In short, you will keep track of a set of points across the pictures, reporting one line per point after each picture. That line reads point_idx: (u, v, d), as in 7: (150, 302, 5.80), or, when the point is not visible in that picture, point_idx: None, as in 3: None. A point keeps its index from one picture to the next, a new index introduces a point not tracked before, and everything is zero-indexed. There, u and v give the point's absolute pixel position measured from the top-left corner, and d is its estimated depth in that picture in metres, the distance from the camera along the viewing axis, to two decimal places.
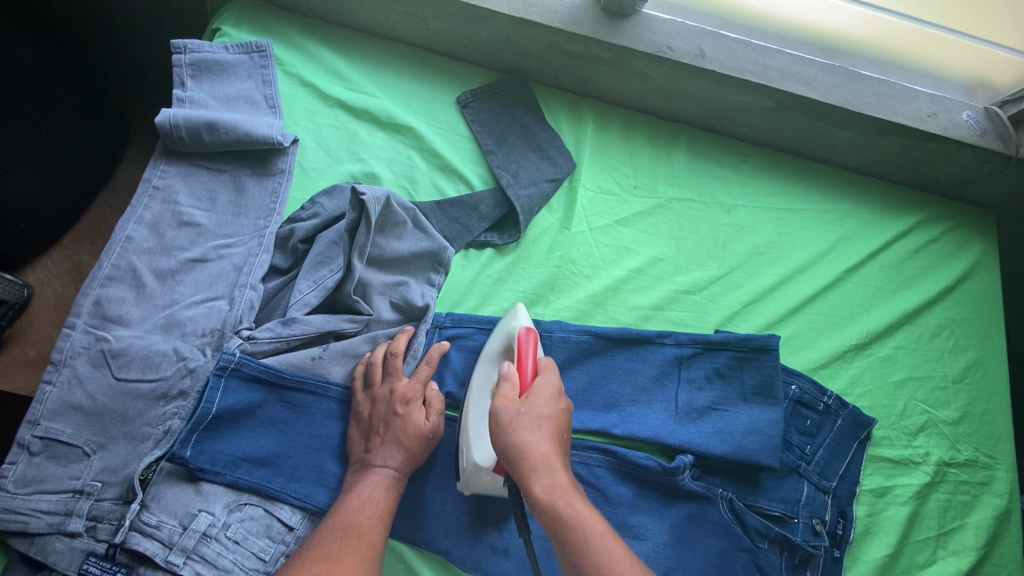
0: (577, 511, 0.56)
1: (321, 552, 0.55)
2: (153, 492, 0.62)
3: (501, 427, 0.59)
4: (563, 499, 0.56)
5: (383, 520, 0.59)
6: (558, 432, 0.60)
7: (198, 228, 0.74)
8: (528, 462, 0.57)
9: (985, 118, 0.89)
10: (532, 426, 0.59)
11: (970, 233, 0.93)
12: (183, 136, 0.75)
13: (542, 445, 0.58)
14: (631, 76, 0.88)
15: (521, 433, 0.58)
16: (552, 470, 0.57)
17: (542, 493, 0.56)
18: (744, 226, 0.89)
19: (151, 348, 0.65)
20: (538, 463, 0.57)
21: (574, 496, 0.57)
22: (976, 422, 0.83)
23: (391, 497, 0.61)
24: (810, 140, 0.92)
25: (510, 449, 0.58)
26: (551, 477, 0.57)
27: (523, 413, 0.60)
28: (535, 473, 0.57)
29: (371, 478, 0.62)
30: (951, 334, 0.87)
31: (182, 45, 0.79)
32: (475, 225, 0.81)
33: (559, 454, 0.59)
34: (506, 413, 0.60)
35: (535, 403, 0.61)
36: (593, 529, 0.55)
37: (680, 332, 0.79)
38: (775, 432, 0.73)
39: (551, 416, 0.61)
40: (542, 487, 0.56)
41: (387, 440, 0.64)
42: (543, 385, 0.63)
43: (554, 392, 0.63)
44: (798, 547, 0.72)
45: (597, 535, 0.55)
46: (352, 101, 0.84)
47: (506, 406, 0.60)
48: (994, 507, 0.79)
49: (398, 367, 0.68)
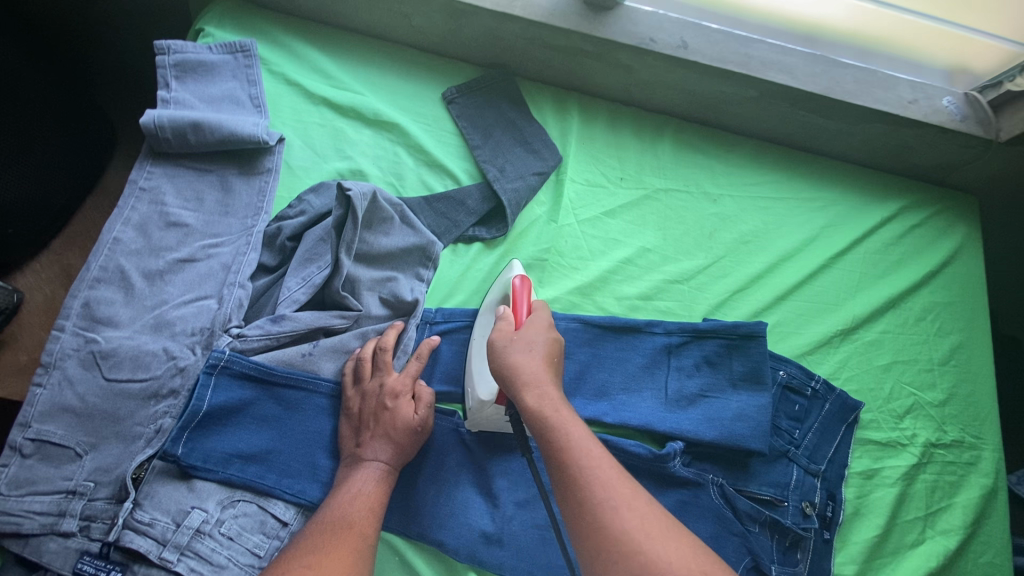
0: (565, 416, 0.56)
1: (312, 545, 0.54)
2: (145, 491, 0.62)
3: (495, 353, 0.63)
4: (551, 406, 0.57)
5: (374, 512, 0.59)
6: (550, 357, 0.62)
7: (186, 229, 0.74)
8: (518, 376, 0.59)
9: (965, 103, 0.90)
10: (523, 349, 0.62)
11: (953, 218, 0.94)
12: (168, 136, 0.75)
13: (532, 363, 0.60)
14: (615, 68, 0.89)
15: (512, 354, 0.61)
16: (541, 383, 0.59)
17: (530, 402, 0.57)
18: (730, 215, 0.89)
19: (141, 348, 0.66)
20: (528, 377, 0.59)
21: (563, 405, 0.57)
22: (962, 403, 0.84)
23: (382, 490, 0.62)
24: (793, 129, 0.94)
25: (503, 369, 0.61)
26: (540, 389, 0.58)
27: (516, 339, 0.63)
28: (524, 385, 0.59)
29: (362, 472, 0.62)
30: (936, 318, 0.88)
31: (166, 46, 0.80)
32: (463, 220, 0.81)
33: (550, 373, 0.60)
34: (500, 341, 0.63)
35: (527, 332, 0.63)
36: (581, 433, 0.55)
37: (668, 321, 0.80)
38: (764, 417, 0.74)
39: (541, 342, 0.63)
40: (530, 397, 0.58)
41: (377, 434, 0.64)
42: (535, 318, 0.65)
43: (546, 324, 0.65)
44: (788, 531, 0.73)
45: (584, 438, 0.54)
46: (338, 99, 0.84)
47: (499, 336, 0.64)
48: (980, 486, 0.80)
49: (387, 362, 0.68)
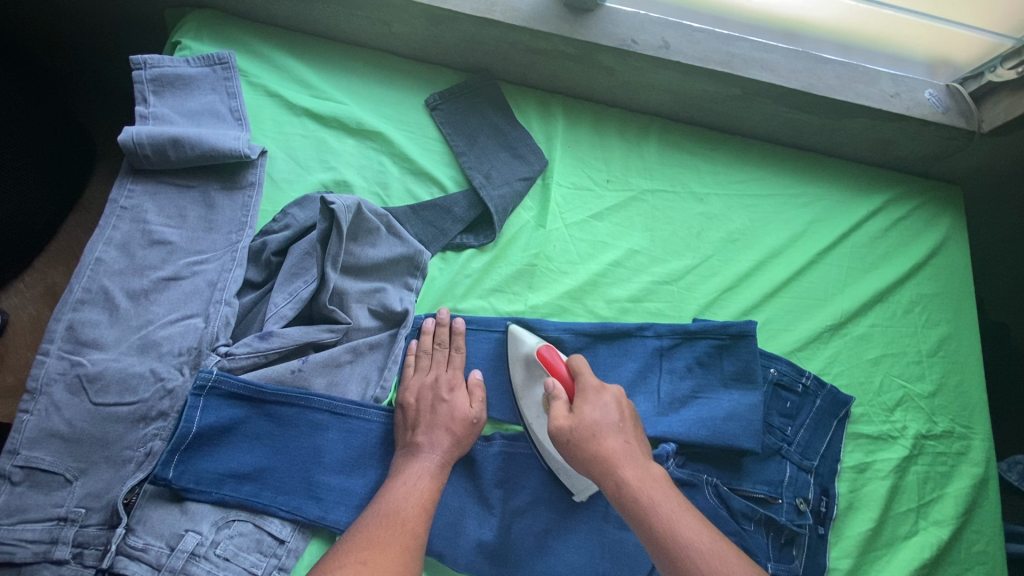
0: (651, 500, 0.59)
1: (368, 538, 0.56)
2: (137, 515, 0.61)
3: (564, 443, 0.64)
4: (635, 493, 0.60)
5: (426, 509, 0.61)
6: (616, 429, 0.64)
7: (170, 246, 0.73)
8: (597, 466, 0.62)
9: (947, 95, 0.91)
10: (590, 434, 0.63)
11: (938, 209, 0.95)
12: (147, 153, 0.74)
13: (605, 448, 0.62)
14: (598, 70, 0.88)
15: (579, 437, 0.63)
16: (621, 469, 0.61)
17: (615, 492, 0.60)
18: (717, 214, 0.90)
19: (128, 370, 0.65)
20: (607, 465, 0.61)
21: (647, 487, 0.60)
22: (952, 394, 0.85)
23: (436, 485, 0.64)
24: (776, 125, 0.94)
25: (579, 459, 0.63)
26: (620, 477, 0.61)
27: (577, 419, 0.64)
28: (606, 475, 0.61)
29: (417, 465, 0.65)
30: (923, 310, 0.88)
31: (142, 61, 0.78)
32: (450, 228, 0.81)
33: (624, 450, 0.63)
34: (561, 426, 0.64)
35: (585, 411, 0.65)
36: (673, 515, 0.58)
37: (659, 324, 0.80)
38: (755, 416, 0.74)
39: (605, 416, 0.65)
40: (614, 487, 0.61)
41: (432, 427, 0.67)
42: (587, 388, 0.67)
43: (596, 390, 0.67)
44: (783, 527, 0.74)
45: (678, 522, 0.57)
46: (319, 109, 0.83)
47: (560, 420, 0.65)
48: (971, 476, 0.81)
49: (445, 357, 0.73)
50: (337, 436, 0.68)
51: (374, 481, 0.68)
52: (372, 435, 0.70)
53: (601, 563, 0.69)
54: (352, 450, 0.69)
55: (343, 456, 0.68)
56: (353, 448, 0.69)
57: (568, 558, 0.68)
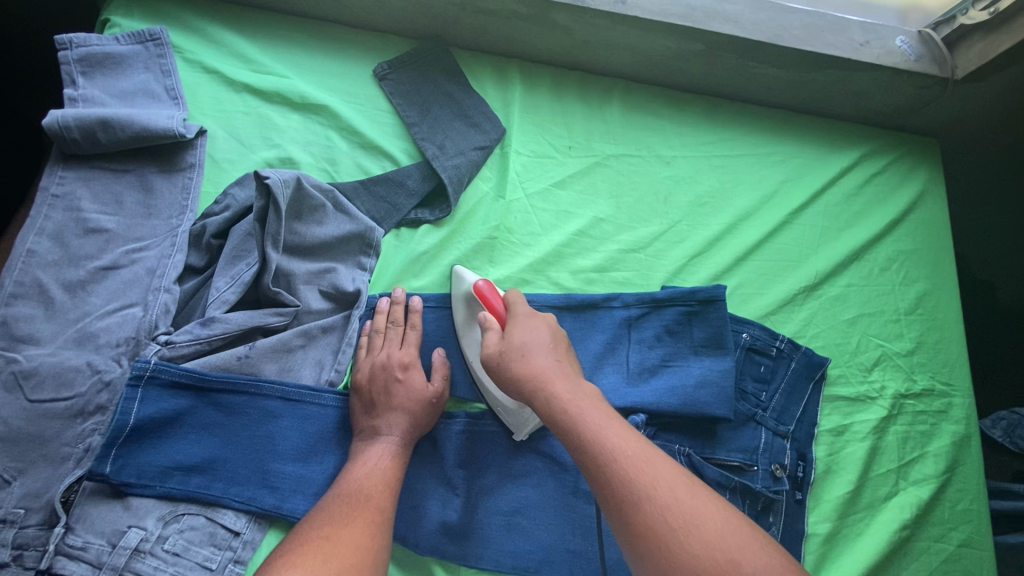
0: (580, 412, 0.57)
1: (331, 515, 0.54)
2: (77, 514, 0.59)
3: (495, 367, 0.63)
4: (564, 404, 0.58)
5: (390, 487, 0.59)
6: (547, 351, 0.63)
7: (107, 234, 0.69)
8: (527, 385, 0.60)
9: (920, 42, 0.86)
10: (519, 354, 0.62)
11: (915, 161, 0.92)
12: (76, 137, 0.70)
13: (533, 366, 0.61)
14: (552, 30, 0.84)
15: (508, 359, 0.62)
16: (549, 385, 0.60)
17: (545, 407, 0.59)
18: (685, 177, 0.86)
19: (64, 364, 0.62)
20: (536, 384, 0.60)
21: (577, 401, 0.58)
22: (931, 351, 0.82)
23: (398, 464, 0.62)
24: (743, 81, 0.90)
25: (508, 379, 0.62)
26: (548, 391, 0.59)
27: (508, 345, 0.63)
28: (536, 393, 0.60)
29: (377, 446, 0.63)
30: (901, 267, 0.86)
31: (67, 40, 0.74)
32: (403, 203, 0.77)
33: (554, 368, 0.61)
34: (491, 354, 0.63)
35: (515, 334, 0.64)
36: (602, 426, 0.56)
37: (626, 294, 0.77)
38: (726, 382, 0.72)
39: (535, 338, 0.63)
40: (544, 403, 0.59)
41: (390, 408, 0.65)
42: (520, 316, 0.66)
43: (529, 317, 0.65)
44: (760, 495, 0.71)
45: (604, 429, 0.56)
46: (261, 85, 0.79)
47: (493, 346, 0.64)
48: (952, 433, 0.79)
49: (398, 336, 0.70)
50: (290, 423, 0.66)
51: (332, 467, 0.65)
52: (328, 420, 0.67)
53: (571, 539, 0.67)
54: (307, 436, 0.66)
55: (298, 443, 0.66)
56: (308, 434, 0.66)
57: (537, 536, 0.66)
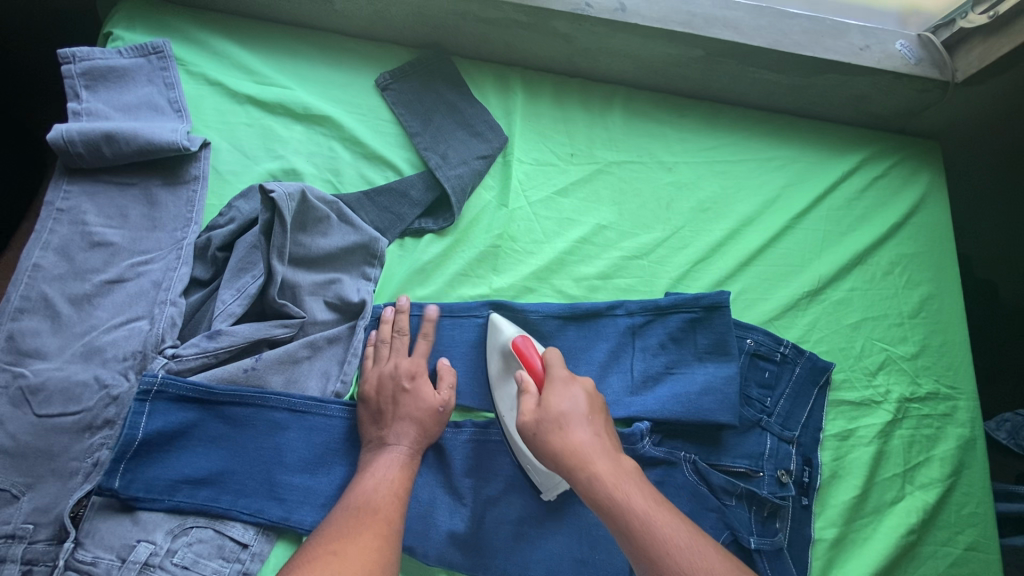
0: (624, 494, 0.56)
1: (339, 528, 0.54)
2: (86, 529, 0.59)
3: (531, 436, 0.61)
4: (608, 487, 0.56)
5: (399, 496, 0.59)
6: (586, 421, 0.61)
7: (112, 248, 0.70)
8: (567, 461, 0.58)
9: (920, 46, 0.87)
10: (558, 427, 0.60)
11: (916, 165, 0.92)
12: (81, 151, 0.71)
13: (573, 440, 0.59)
14: (553, 38, 0.85)
15: (547, 433, 0.60)
16: (592, 464, 0.58)
17: (588, 489, 0.57)
18: (687, 182, 0.86)
19: (71, 379, 0.62)
20: (577, 460, 0.58)
21: (621, 483, 0.57)
22: (935, 354, 0.82)
23: (407, 474, 0.62)
24: (744, 87, 0.90)
25: (546, 452, 0.60)
26: (591, 471, 0.57)
27: (546, 415, 0.61)
28: (576, 470, 0.58)
29: (386, 456, 0.63)
30: (904, 270, 0.86)
31: (70, 54, 0.74)
32: (407, 212, 0.77)
33: (595, 443, 0.59)
34: (529, 424, 0.61)
35: (553, 402, 0.62)
36: (648, 511, 0.55)
37: (630, 301, 0.77)
38: (731, 389, 0.72)
39: (574, 407, 0.62)
40: (586, 484, 0.57)
41: (398, 418, 0.65)
42: (557, 380, 0.64)
43: (567, 382, 0.64)
44: (765, 500, 0.71)
45: (653, 517, 0.55)
46: (263, 96, 0.80)
47: (530, 414, 0.62)
48: (957, 437, 0.79)
49: (404, 345, 0.70)
50: (297, 435, 0.66)
51: (339, 478, 0.65)
52: (334, 432, 0.67)
53: (578, 547, 0.67)
54: (314, 448, 0.66)
55: (305, 455, 0.66)
56: (315, 445, 0.66)
57: (545, 545, 0.67)
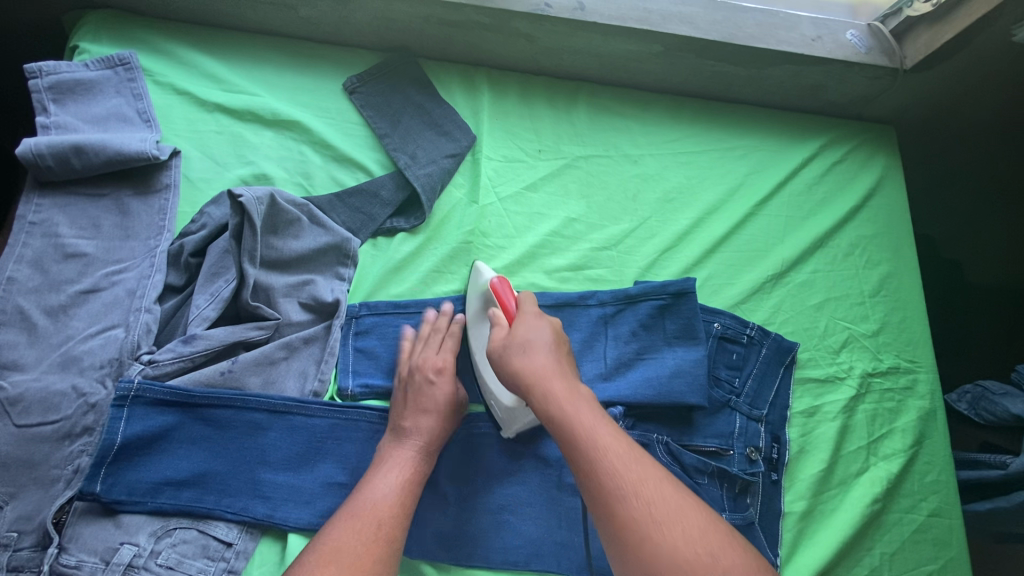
0: (574, 410, 0.58)
1: (343, 542, 0.55)
2: (69, 534, 0.60)
3: (496, 360, 0.64)
4: (560, 404, 0.59)
5: (405, 504, 0.60)
6: (548, 350, 0.63)
7: (86, 259, 0.71)
8: (524, 380, 0.61)
9: (870, 35, 0.90)
10: (521, 350, 0.63)
11: (872, 149, 0.95)
12: (50, 164, 0.71)
13: (533, 362, 0.61)
14: (516, 38, 0.87)
15: (510, 356, 0.63)
16: (548, 384, 0.60)
17: (541, 407, 0.59)
18: (652, 174, 0.89)
19: (49, 389, 0.63)
20: (534, 380, 0.60)
21: (573, 399, 0.59)
22: (895, 331, 0.86)
23: (416, 476, 0.63)
24: (704, 80, 0.93)
25: (507, 374, 0.62)
26: (545, 388, 0.60)
27: (511, 341, 0.64)
28: (533, 388, 0.60)
29: (399, 454, 0.64)
30: (863, 251, 0.89)
31: (36, 69, 0.75)
32: (378, 212, 0.79)
33: (554, 366, 0.62)
34: (497, 350, 0.64)
35: (520, 331, 0.64)
36: (594, 425, 0.57)
37: (601, 292, 0.80)
38: (699, 371, 0.75)
39: (538, 336, 0.64)
40: (540, 402, 0.59)
41: (420, 411, 0.67)
42: (527, 314, 0.66)
43: (538, 318, 0.66)
44: (736, 477, 0.74)
45: (599, 431, 0.57)
46: (232, 104, 0.81)
47: (498, 342, 0.65)
48: (917, 409, 0.82)
49: (441, 343, 0.72)
50: (278, 434, 0.67)
51: (322, 475, 0.67)
52: (316, 430, 0.68)
53: (558, 531, 0.69)
54: (295, 446, 0.67)
55: (287, 453, 0.67)
56: (296, 444, 0.67)
57: (525, 531, 0.69)
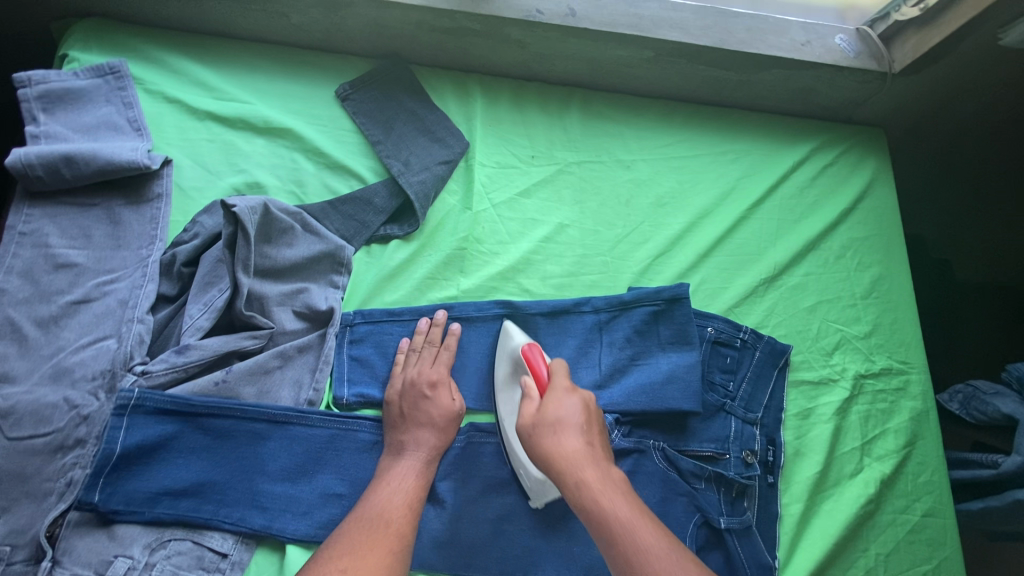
0: (609, 503, 0.59)
1: (350, 545, 0.56)
2: (63, 547, 0.60)
3: (527, 438, 0.64)
4: (595, 495, 0.59)
5: (411, 509, 0.61)
6: (579, 430, 0.63)
7: (77, 269, 0.70)
8: (558, 466, 0.61)
9: (858, 39, 0.91)
10: (553, 432, 0.63)
11: (863, 152, 0.96)
12: (40, 174, 0.71)
13: (565, 446, 0.62)
14: (508, 44, 0.87)
15: (542, 437, 0.63)
16: (582, 471, 0.61)
17: (576, 494, 0.60)
18: (645, 179, 0.89)
19: (40, 401, 0.62)
20: (568, 466, 0.61)
21: (607, 491, 0.59)
22: (887, 332, 0.86)
23: (420, 483, 0.64)
24: (696, 84, 0.93)
25: (538, 456, 0.63)
26: (580, 477, 0.60)
27: (543, 420, 0.64)
28: (567, 475, 0.61)
29: (402, 465, 0.64)
30: (855, 254, 0.90)
31: (26, 78, 0.75)
32: (372, 219, 0.79)
33: (586, 450, 0.62)
34: (528, 427, 0.64)
35: (551, 408, 0.65)
36: (630, 517, 0.58)
37: (595, 296, 0.80)
38: (693, 375, 0.75)
39: (570, 415, 0.64)
40: (574, 489, 0.60)
41: (417, 424, 0.67)
42: (559, 388, 0.67)
43: (569, 392, 0.66)
44: (733, 481, 0.74)
45: (635, 523, 0.57)
46: (223, 112, 0.81)
47: (528, 418, 0.65)
48: (910, 410, 0.83)
49: (434, 356, 0.73)
50: (278, 445, 0.67)
51: (321, 485, 0.67)
52: (315, 441, 0.68)
53: (557, 539, 0.69)
54: (295, 457, 0.67)
55: (286, 464, 0.67)
56: (296, 455, 0.67)
57: (523, 539, 0.69)
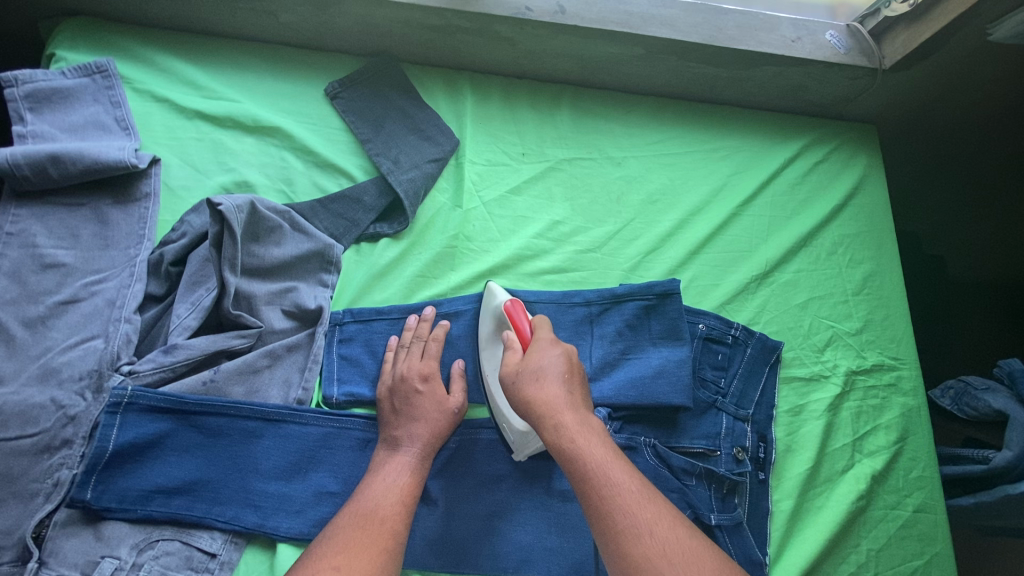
0: (585, 446, 0.59)
1: (343, 540, 0.55)
2: (50, 548, 0.59)
3: (508, 387, 0.65)
4: (572, 439, 0.59)
5: (406, 506, 0.60)
6: (560, 380, 0.63)
7: (64, 269, 0.70)
8: (536, 412, 0.61)
9: (849, 35, 0.91)
10: (533, 379, 0.63)
11: (854, 148, 0.96)
12: (26, 173, 0.70)
13: (545, 393, 0.62)
14: (498, 42, 0.87)
15: (523, 385, 0.63)
16: (560, 416, 0.61)
17: (554, 438, 0.60)
18: (636, 176, 0.89)
19: (27, 402, 0.62)
20: (547, 412, 0.61)
21: (585, 436, 0.60)
22: (878, 328, 0.86)
23: (414, 480, 0.63)
24: (686, 81, 0.93)
25: (518, 402, 0.63)
26: (558, 421, 0.60)
27: (524, 369, 0.64)
28: (545, 421, 0.61)
29: (396, 461, 0.64)
30: (846, 250, 0.90)
31: (12, 77, 0.74)
32: (361, 218, 0.79)
33: (566, 399, 0.62)
34: (510, 377, 0.65)
35: (533, 358, 0.65)
36: (606, 461, 0.58)
37: (586, 292, 0.80)
38: (683, 372, 0.75)
39: (551, 365, 0.64)
40: (552, 432, 0.60)
41: (411, 418, 0.67)
42: (541, 341, 0.67)
43: (551, 344, 0.66)
44: (724, 478, 0.74)
45: (611, 466, 0.58)
46: (211, 111, 0.80)
47: (511, 368, 0.65)
48: (901, 406, 0.83)
49: (423, 349, 0.72)
50: (272, 443, 0.67)
51: (314, 483, 0.66)
52: (309, 439, 0.68)
53: (548, 537, 0.69)
54: (289, 455, 0.67)
55: (280, 462, 0.67)
56: (290, 453, 0.67)
57: (514, 536, 0.69)
